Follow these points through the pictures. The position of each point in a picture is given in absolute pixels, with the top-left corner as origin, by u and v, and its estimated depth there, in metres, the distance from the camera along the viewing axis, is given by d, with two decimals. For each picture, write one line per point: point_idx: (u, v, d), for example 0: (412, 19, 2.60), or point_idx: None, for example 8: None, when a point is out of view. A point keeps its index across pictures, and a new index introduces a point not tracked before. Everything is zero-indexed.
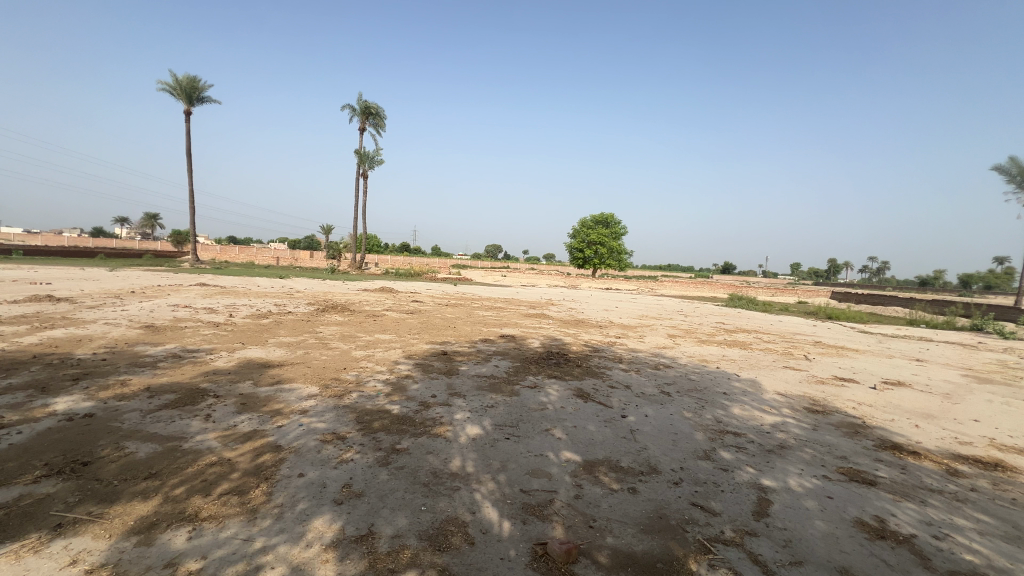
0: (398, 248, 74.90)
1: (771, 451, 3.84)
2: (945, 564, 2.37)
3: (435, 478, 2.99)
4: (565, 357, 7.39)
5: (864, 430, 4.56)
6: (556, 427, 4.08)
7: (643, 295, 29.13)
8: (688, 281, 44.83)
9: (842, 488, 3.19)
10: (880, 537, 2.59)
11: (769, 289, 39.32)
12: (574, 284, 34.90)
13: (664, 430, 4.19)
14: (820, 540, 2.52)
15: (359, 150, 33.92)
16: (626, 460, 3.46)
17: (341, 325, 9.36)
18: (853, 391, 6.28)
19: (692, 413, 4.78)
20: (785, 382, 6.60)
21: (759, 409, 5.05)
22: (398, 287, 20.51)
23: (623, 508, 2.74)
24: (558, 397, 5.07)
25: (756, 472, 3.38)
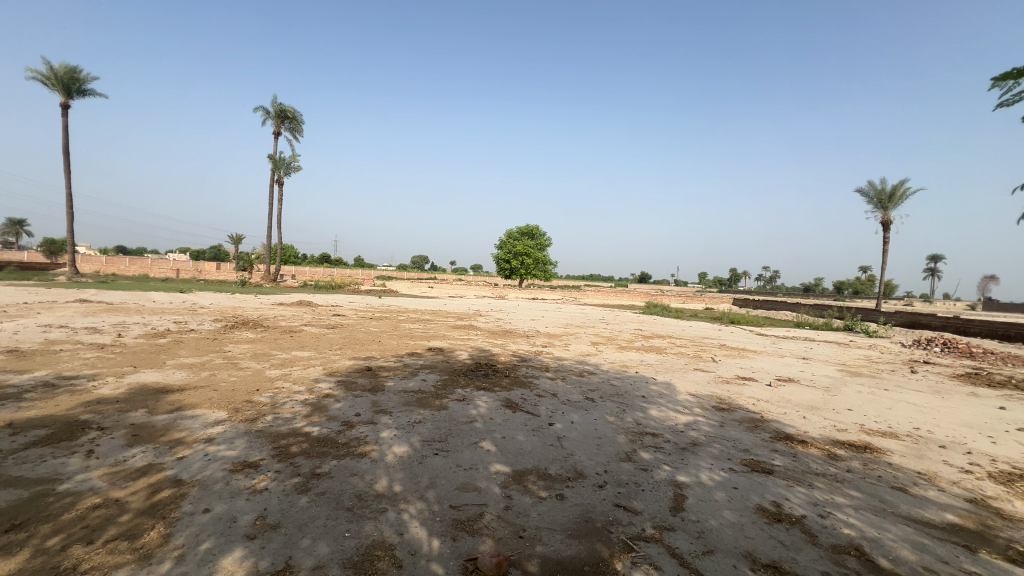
0: (317, 259, 71.13)
1: (685, 449, 4.12)
2: (829, 539, 2.68)
3: (359, 501, 2.85)
4: (493, 368, 7.42)
5: (762, 424, 5.06)
6: (484, 439, 4.08)
7: (568, 304, 30.05)
8: (609, 291, 47.23)
9: (745, 478, 3.50)
10: (778, 520, 2.87)
11: (680, 296, 42.46)
12: (501, 294, 35.29)
13: (589, 435, 4.35)
14: (727, 528, 2.74)
15: (273, 155, 31.86)
16: (553, 468, 3.53)
17: (253, 343, 8.67)
18: (752, 389, 6.95)
19: (614, 417, 5.02)
20: (696, 383, 7.14)
21: (673, 410, 5.41)
22: (317, 300, 19.44)
23: (551, 514, 2.80)
24: (487, 408, 5.07)
25: (672, 470, 3.61)
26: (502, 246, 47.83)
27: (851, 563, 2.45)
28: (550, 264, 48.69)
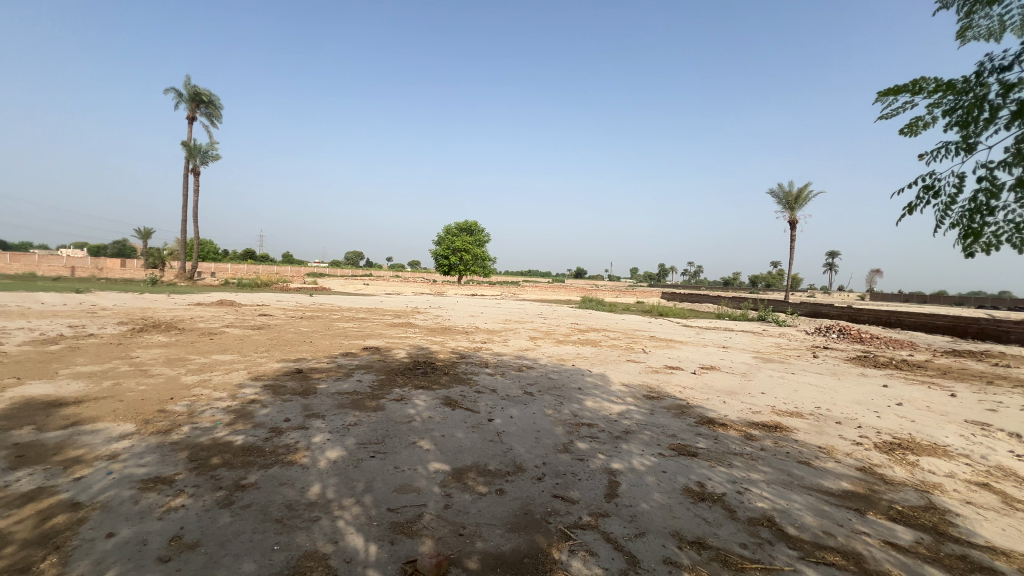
0: (238, 255, 66.20)
1: (618, 437, 4.31)
2: (746, 513, 2.92)
3: (290, 511, 2.70)
4: (432, 366, 7.32)
5: (688, 410, 5.41)
6: (423, 438, 4.01)
7: (507, 300, 30.31)
8: (546, 287, 48.18)
9: (673, 462, 3.72)
10: (701, 499, 3.08)
11: (613, 291, 44.27)
12: (440, 291, 34.83)
13: (528, 429, 4.42)
14: (657, 510, 2.91)
15: (187, 141, 29.19)
16: (493, 463, 3.56)
17: (166, 346, 7.92)
18: (679, 377, 7.40)
19: (552, 409, 5.14)
20: (628, 374, 7.49)
21: (608, 400, 5.64)
22: (240, 300, 18.13)
23: (491, 510, 2.82)
24: (426, 407, 5.00)
25: (606, 458, 3.76)
26: (441, 242, 47.16)
27: (764, 533, 2.69)
28: (489, 261, 48.75)
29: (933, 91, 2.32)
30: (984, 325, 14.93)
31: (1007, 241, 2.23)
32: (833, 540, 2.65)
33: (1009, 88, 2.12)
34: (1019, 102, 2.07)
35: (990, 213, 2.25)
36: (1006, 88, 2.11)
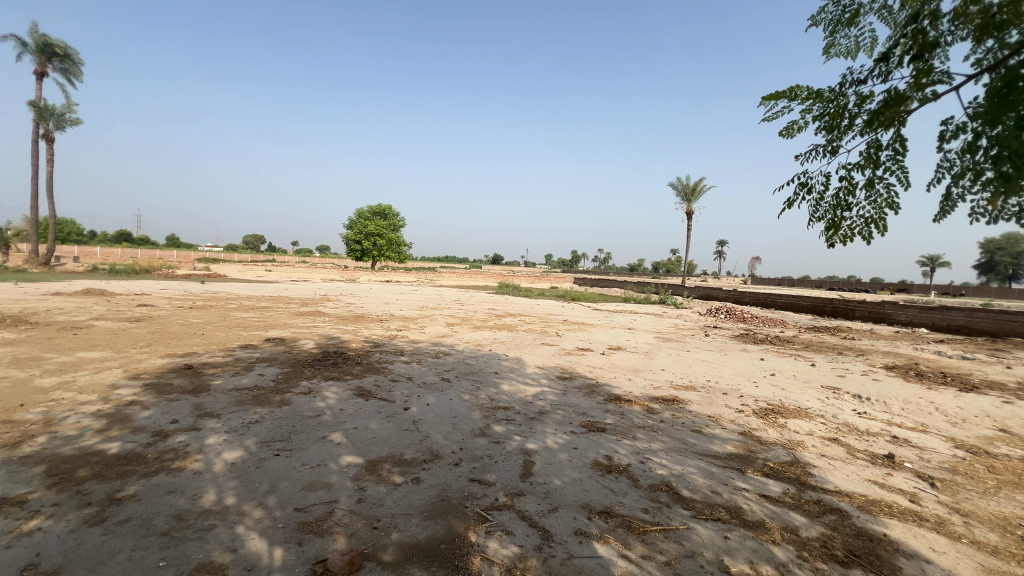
0: (109, 237, 57.61)
1: (533, 418, 4.46)
2: (647, 480, 3.18)
3: (178, 522, 2.44)
4: (343, 356, 6.99)
5: (597, 388, 5.75)
6: (334, 432, 3.83)
7: (423, 286, 29.68)
8: (463, 273, 48.00)
9: (583, 438, 3.93)
10: (609, 471, 3.30)
11: (530, 277, 45.29)
12: (352, 278, 33.21)
13: (444, 415, 4.40)
14: (569, 485, 3.06)
15: (34, 101, 24.53)
16: (409, 452, 3.50)
17: (13, 344, 6.70)
18: (589, 358, 7.81)
19: (469, 395, 5.17)
20: (543, 356, 7.74)
21: (523, 383, 5.80)
22: (113, 288, 15.84)
23: (406, 500, 2.77)
24: (337, 399, 4.76)
25: (522, 439, 3.87)
26: (352, 225, 44.75)
27: (663, 497, 2.95)
28: (404, 246, 47.30)
29: (807, 97, 2.59)
30: (837, 304, 17.56)
31: (860, 234, 2.60)
32: (719, 498, 2.98)
33: (864, 100, 2.43)
34: (871, 113, 2.40)
35: (847, 209, 2.61)
36: (862, 99, 2.42)
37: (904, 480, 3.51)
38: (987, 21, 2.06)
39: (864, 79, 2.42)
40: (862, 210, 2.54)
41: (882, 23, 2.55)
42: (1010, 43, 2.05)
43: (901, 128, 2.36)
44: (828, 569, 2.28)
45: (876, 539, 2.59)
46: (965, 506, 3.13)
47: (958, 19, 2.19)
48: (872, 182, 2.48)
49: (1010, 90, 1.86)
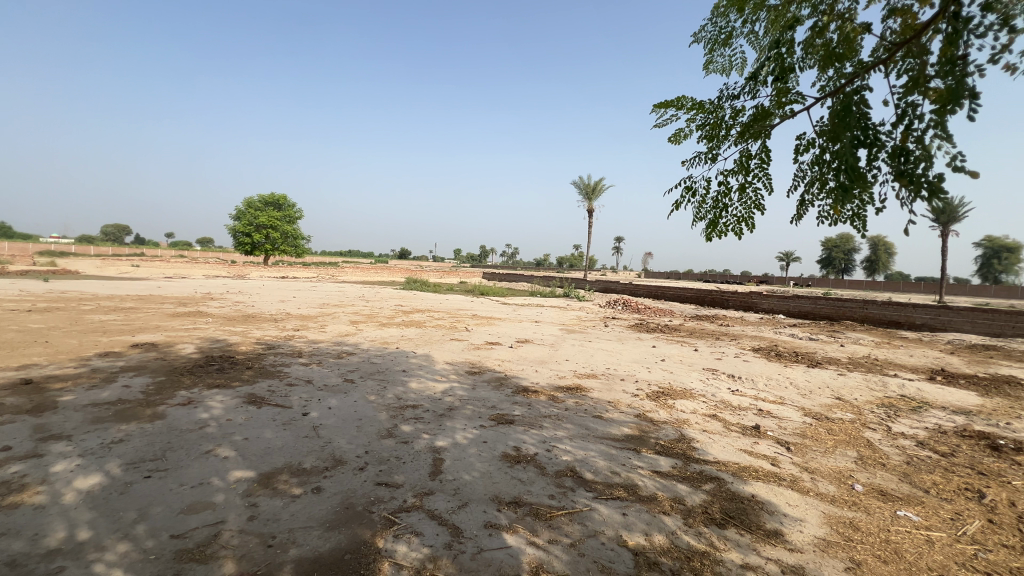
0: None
1: (442, 415, 4.42)
2: (553, 467, 3.32)
3: (12, 571, 2.04)
4: (231, 360, 6.33)
5: (506, 381, 5.85)
6: (220, 446, 3.46)
7: (325, 283, 27.87)
8: (368, 268, 45.96)
9: (492, 432, 3.98)
10: (517, 462, 3.39)
11: (439, 272, 44.75)
12: (241, 274, 30.15)
13: (348, 418, 4.19)
14: (479, 479, 3.08)
15: None
16: (308, 461, 3.27)
17: None
18: (498, 352, 7.92)
19: (375, 395, 4.97)
20: (452, 352, 7.70)
21: (432, 380, 5.72)
22: None
23: (306, 511, 2.60)
24: (223, 408, 4.30)
25: (431, 436, 3.82)
26: (239, 216, 40.56)
27: (567, 482, 3.10)
28: (301, 239, 44.00)
29: (692, 107, 2.85)
30: (714, 295, 19.76)
31: (734, 231, 2.94)
32: (618, 477, 3.21)
33: (737, 113, 2.74)
34: (742, 125, 2.71)
35: (724, 210, 2.94)
36: (736, 112, 2.73)
37: (767, 446, 4.06)
38: (830, 53, 2.43)
39: (737, 95, 2.72)
40: (736, 211, 2.87)
41: (751, 47, 2.89)
42: (845, 74, 2.45)
43: (766, 140, 2.71)
44: (708, 532, 2.56)
45: (745, 500, 2.97)
46: (812, 464, 3.71)
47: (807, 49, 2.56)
48: (743, 186, 2.82)
49: (847, 113, 2.23)
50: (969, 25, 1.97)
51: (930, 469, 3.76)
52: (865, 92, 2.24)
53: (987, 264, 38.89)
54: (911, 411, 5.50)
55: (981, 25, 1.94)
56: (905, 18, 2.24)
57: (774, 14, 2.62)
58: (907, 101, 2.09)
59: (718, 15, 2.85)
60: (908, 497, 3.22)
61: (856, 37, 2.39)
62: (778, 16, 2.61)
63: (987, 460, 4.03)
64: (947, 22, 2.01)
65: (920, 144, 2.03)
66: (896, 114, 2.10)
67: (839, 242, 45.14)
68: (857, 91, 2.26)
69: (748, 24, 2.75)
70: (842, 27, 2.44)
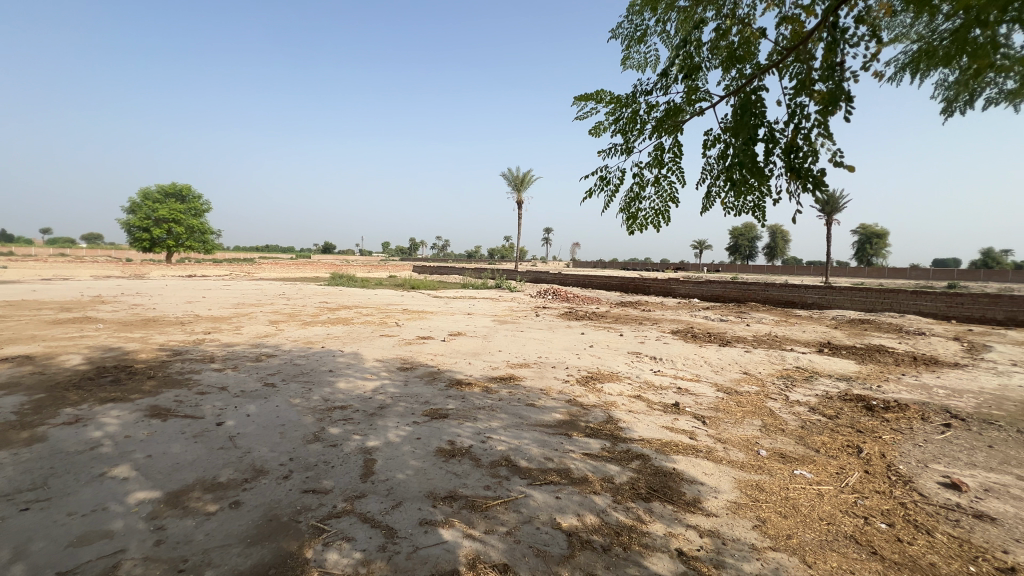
0: None
1: (373, 414, 4.29)
2: (488, 458, 3.35)
3: None
4: (129, 370, 5.67)
5: (439, 376, 5.79)
6: (118, 466, 3.10)
7: (239, 281, 25.77)
8: (288, 263, 43.19)
9: (426, 427, 3.93)
10: (452, 455, 3.37)
11: (367, 266, 43.15)
12: (138, 273, 27.04)
13: (269, 425, 3.93)
14: (413, 477, 3.03)
15: None
16: (224, 474, 3.03)
17: None
18: (430, 346, 7.81)
19: (299, 398, 4.70)
20: (382, 349, 7.47)
21: (361, 379, 5.52)
22: None
23: (223, 529, 2.41)
24: (120, 424, 3.85)
25: (362, 437, 3.69)
26: (133, 209, 36.23)
27: (502, 471, 3.14)
28: (209, 233, 40.25)
29: (609, 101, 2.95)
30: (638, 282, 20.83)
31: (652, 223, 3.10)
32: (551, 462, 3.31)
33: (652, 109, 2.88)
34: (657, 120, 2.86)
35: (640, 203, 3.09)
36: (650, 107, 2.86)
37: (686, 421, 4.38)
38: (732, 55, 2.63)
39: (650, 91, 2.85)
40: (652, 203, 3.03)
41: (663, 44, 3.04)
42: (745, 75, 2.66)
43: (678, 136, 2.88)
44: (635, 506, 2.72)
45: (667, 473, 3.18)
46: (724, 435, 4.06)
47: (713, 49, 2.74)
48: (659, 179, 2.97)
49: (747, 111, 2.42)
50: (844, 35, 2.21)
51: (819, 430, 4.26)
52: (762, 92, 2.44)
53: (862, 248, 44.58)
54: (804, 380, 6.20)
55: (855, 35, 2.18)
56: (795, 26, 2.47)
57: (683, 15, 2.78)
58: (796, 102, 2.32)
59: (633, 13, 2.97)
60: (803, 457, 3.64)
61: (753, 41, 2.60)
62: (687, 17, 2.77)
63: (864, 419, 4.64)
64: (828, 31, 2.25)
65: (807, 141, 2.25)
66: (787, 113, 2.32)
67: (744, 231, 49.52)
68: (755, 90, 2.47)
69: (661, 23, 2.90)
70: (742, 32, 2.64)
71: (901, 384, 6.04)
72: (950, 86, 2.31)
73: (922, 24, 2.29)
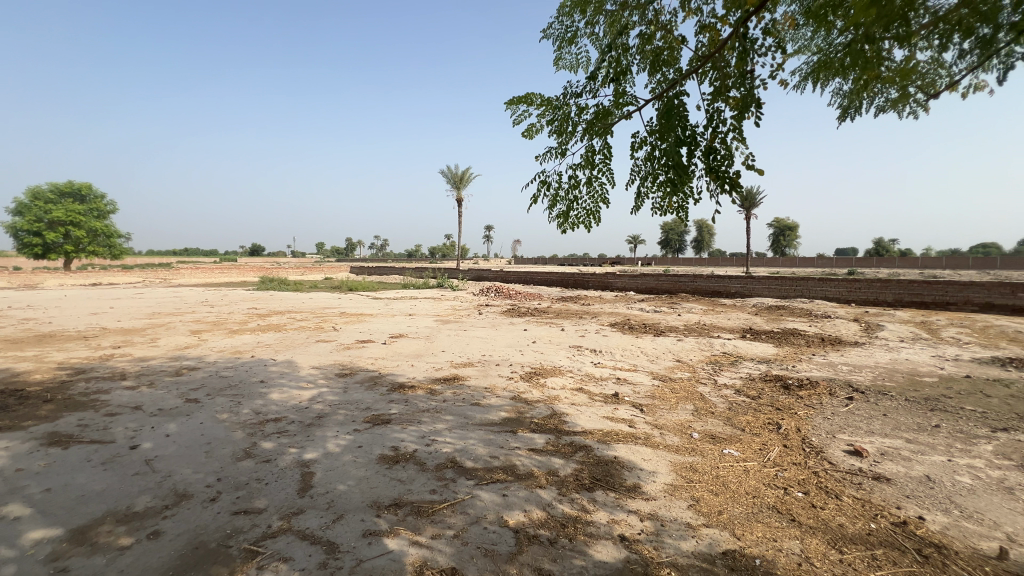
0: None
1: (310, 424, 4.09)
2: (433, 461, 3.30)
3: None
4: (19, 394, 5.01)
5: (380, 380, 5.62)
6: (8, 504, 2.73)
7: (153, 288, 23.55)
8: (211, 267, 40.07)
9: (368, 435, 3.80)
10: (395, 462, 3.29)
11: (300, 268, 41.04)
12: (29, 283, 23.93)
13: (193, 444, 3.63)
14: (354, 488, 2.92)
15: None
16: (140, 502, 2.76)
17: None
18: (371, 349, 7.57)
19: (226, 413, 4.37)
20: (319, 355, 7.13)
21: (296, 388, 5.24)
22: None
23: (140, 563, 2.20)
24: (9, 457, 3.39)
25: (298, 450, 3.50)
26: (20, 211, 32.03)
27: (449, 473, 3.11)
28: (116, 237, 36.45)
29: (541, 104, 2.98)
30: (577, 277, 21.38)
31: (584, 222, 3.17)
32: (497, 460, 3.32)
33: (582, 111, 2.95)
34: (587, 122, 2.93)
35: (574, 203, 3.14)
36: (580, 110, 2.93)
37: (625, 410, 4.57)
38: (657, 59, 2.75)
39: (580, 94, 2.91)
40: (585, 204, 3.09)
41: (593, 47, 3.11)
42: (669, 80, 2.79)
43: (607, 137, 2.96)
44: (580, 497, 2.79)
45: (609, 462, 3.30)
46: (660, 421, 4.27)
47: (640, 54, 2.85)
48: (591, 180, 3.04)
49: (671, 115, 2.55)
50: (754, 45, 2.38)
51: (744, 411, 4.60)
52: (683, 97, 2.58)
53: (777, 240, 48.58)
54: (731, 365, 6.65)
55: (763, 46, 2.36)
56: (711, 34, 2.62)
57: (611, 18, 2.86)
58: (713, 107, 2.47)
59: (563, 15, 3.01)
60: (730, 436, 3.91)
61: (676, 47, 2.73)
62: (614, 21, 2.86)
63: (781, 397, 5.07)
64: (739, 41, 2.41)
65: (725, 144, 2.40)
66: (706, 117, 2.46)
67: (674, 226, 52.29)
68: (677, 95, 2.60)
69: (590, 26, 2.96)
70: (665, 38, 2.77)
71: (812, 363, 6.65)
72: (844, 95, 2.56)
73: (820, 38, 2.51)
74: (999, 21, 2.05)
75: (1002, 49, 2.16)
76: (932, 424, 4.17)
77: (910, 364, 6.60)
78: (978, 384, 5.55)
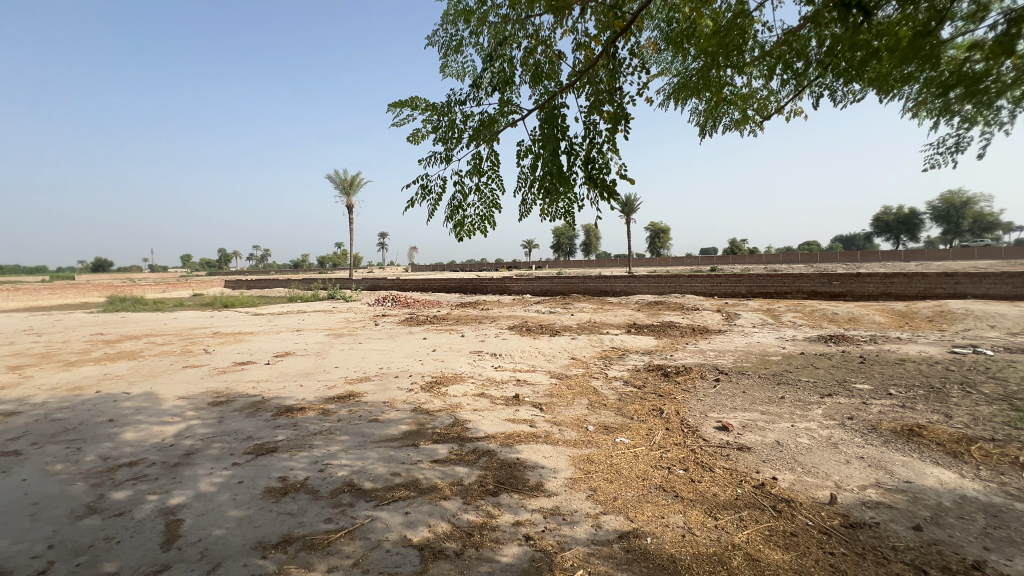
0: None
1: (177, 464, 3.56)
2: (327, 487, 3.07)
3: None
4: None
5: (264, 405, 5.09)
6: None
7: None
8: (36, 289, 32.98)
9: (249, 467, 3.41)
10: (283, 494, 3.00)
11: (159, 284, 35.69)
12: None
13: (12, 508, 2.95)
14: (234, 530, 2.60)
15: None
16: None
17: None
18: (252, 372, 6.83)
19: (60, 464, 3.62)
20: (187, 383, 6.25)
21: (158, 424, 4.52)
22: None
23: None
24: None
25: (162, 496, 3.03)
26: None
27: (345, 498, 2.92)
28: None
29: (426, 109, 2.96)
30: (476, 282, 21.51)
31: (476, 228, 3.21)
32: (398, 477, 3.19)
33: (467, 118, 2.98)
34: (474, 130, 2.97)
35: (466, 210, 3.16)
36: (466, 117, 2.96)
37: (526, 411, 4.68)
38: (538, 72, 2.88)
39: (466, 101, 2.94)
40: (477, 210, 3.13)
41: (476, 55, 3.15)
42: (550, 92, 2.93)
43: (494, 144, 3.03)
44: (484, 503, 2.80)
45: (512, 464, 3.36)
46: (559, 418, 4.45)
47: (522, 66, 2.95)
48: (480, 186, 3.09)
49: (552, 126, 2.69)
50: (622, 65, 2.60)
51: (632, 400, 4.99)
52: (563, 109, 2.73)
53: (653, 242, 53.71)
54: (619, 358, 7.18)
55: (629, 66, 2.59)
56: (586, 52, 2.81)
57: (494, 30, 2.93)
58: (590, 119, 2.65)
59: (447, 23, 3.02)
60: (621, 426, 4.21)
61: (555, 61, 2.88)
62: (497, 32, 2.93)
63: (663, 385, 5.59)
64: (609, 60, 2.62)
65: (601, 154, 2.60)
66: (583, 128, 2.64)
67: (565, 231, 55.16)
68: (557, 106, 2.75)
69: (474, 35, 3.01)
70: (545, 52, 2.91)
71: (687, 352, 7.44)
72: (698, 113, 2.91)
73: (678, 62, 2.83)
74: (807, 58, 2.50)
75: (811, 82, 2.63)
76: (778, 396, 4.91)
77: (761, 346, 7.71)
78: (810, 358, 6.67)
